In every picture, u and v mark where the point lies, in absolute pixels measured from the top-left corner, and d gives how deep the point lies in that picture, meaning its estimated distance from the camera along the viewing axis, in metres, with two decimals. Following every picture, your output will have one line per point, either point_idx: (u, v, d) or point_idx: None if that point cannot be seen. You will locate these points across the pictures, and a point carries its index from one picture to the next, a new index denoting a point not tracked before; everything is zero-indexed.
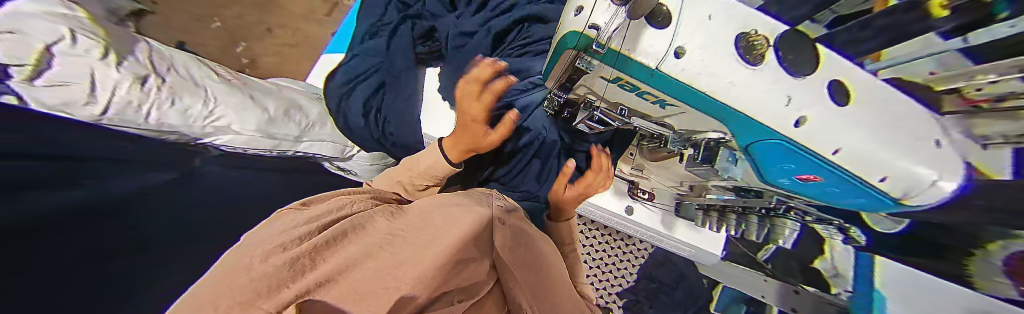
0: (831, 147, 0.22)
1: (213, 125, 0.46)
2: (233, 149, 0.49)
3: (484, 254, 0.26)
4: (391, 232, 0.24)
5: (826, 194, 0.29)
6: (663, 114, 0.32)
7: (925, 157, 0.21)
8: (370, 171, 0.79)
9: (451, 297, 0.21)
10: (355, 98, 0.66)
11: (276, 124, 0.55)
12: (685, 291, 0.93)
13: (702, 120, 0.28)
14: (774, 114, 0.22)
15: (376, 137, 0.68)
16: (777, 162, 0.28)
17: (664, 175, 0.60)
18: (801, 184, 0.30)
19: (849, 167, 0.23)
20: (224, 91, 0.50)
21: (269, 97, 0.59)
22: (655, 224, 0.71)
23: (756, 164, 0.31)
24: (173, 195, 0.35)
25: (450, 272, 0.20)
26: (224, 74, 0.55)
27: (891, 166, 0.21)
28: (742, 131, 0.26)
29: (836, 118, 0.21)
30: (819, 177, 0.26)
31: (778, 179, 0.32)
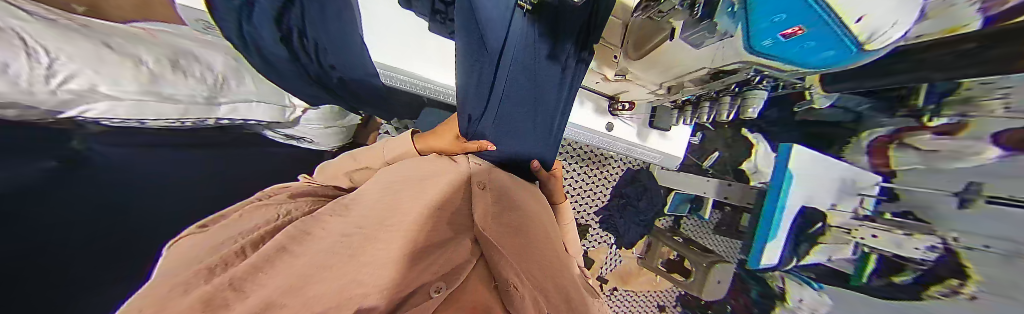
0: None
1: (66, 90, 0.28)
2: (126, 123, 0.38)
3: (463, 233, 0.34)
4: (345, 235, 0.30)
5: (802, 52, 0.23)
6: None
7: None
8: (327, 136, 0.69)
9: (429, 288, 0.23)
10: (262, 17, 0.34)
11: (171, 82, 0.37)
12: (647, 201, 1.14)
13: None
14: None
15: (315, 71, 0.46)
16: (769, 12, 0.19)
17: (647, 79, 0.55)
18: (781, 44, 0.23)
19: (840, 8, 0.15)
20: (50, 29, 0.27)
21: (141, 45, 0.36)
22: (631, 137, 0.76)
23: (747, 19, 0.22)
24: (65, 195, 0.29)
25: (414, 267, 0.25)
26: (37, 12, 0.29)
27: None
28: None
29: None
30: (803, 30, 0.19)
31: (761, 42, 0.24)
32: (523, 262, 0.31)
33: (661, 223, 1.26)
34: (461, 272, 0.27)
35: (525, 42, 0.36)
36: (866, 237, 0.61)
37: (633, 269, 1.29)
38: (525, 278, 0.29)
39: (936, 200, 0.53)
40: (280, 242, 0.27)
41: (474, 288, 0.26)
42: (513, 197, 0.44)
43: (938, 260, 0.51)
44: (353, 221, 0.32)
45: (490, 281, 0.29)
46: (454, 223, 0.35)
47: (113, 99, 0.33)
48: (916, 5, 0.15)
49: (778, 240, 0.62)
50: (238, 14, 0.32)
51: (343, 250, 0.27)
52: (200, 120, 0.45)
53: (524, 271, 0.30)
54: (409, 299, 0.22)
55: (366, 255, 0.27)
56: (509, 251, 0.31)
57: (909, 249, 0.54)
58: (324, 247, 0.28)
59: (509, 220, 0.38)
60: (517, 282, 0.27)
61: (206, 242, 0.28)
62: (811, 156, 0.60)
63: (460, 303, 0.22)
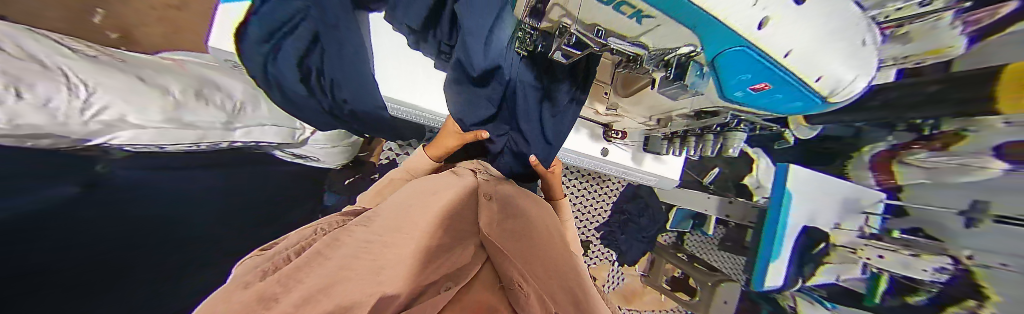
0: (784, 50, 0.17)
1: (100, 121, 0.30)
2: (149, 148, 0.39)
3: (467, 239, 0.33)
4: (365, 242, 0.28)
5: (772, 102, 0.27)
6: (639, 32, 0.26)
7: (850, 47, 0.18)
8: (333, 155, 0.71)
9: (439, 287, 0.22)
10: (284, 59, 0.45)
11: (192, 110, 0.40)
12: (649, 217, 1.13)
13: (682, 34, 0.22)
14: (737, 13, 0.14)
15: (328, 106, 0.51)
16: (737, 75, 0.23)
17: (636, 112, 0.59)
18: (751, 94, 0.27)
19: (791, 67, 0.19)
20: (91, 66, 0.30)
21: (169, 76, 0.39)
22: (626, 160, 0.78)
23: (717, 79, 0.26)
24: (101, 212, 0.31)
25: (424, 269, 0.24)
26: (78, 48, 0.33)
27: (829, 65, 0.19)
28: (710, 41, 0.19)
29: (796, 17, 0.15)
30: (769, 85, 0.23)
31: (733, 92, 0.28)
32: (532, 267, 0.30)
33: (664, 239, 1.25)
34: (467, 273, 0.26)
35: (524, 86, 0.48)
36: (875, 258, 0.63)
37: (637, 287, 1.25)
38: (532, 278, 0.27)
39: (941, 218, 0.58)
40: (319, 247, 0.26)
41: (478, 288, 0.25)
42: (516, 207, 0.44)
43: (947, 281, 0.56)
44: (373, 231, 0.30)
45: (495, 282, 0.28)
46: (459, 230, 0.34)
47: (139, 128, 0.35)
48: (856, 71, 0.20)
49: (782, 260, 0.61)
50: (264, 57, 0.43)
51: (365, 255, 0.26)
52: (215, 143, 0.46)
53: (528, 272, 0.29)
54: (420, 296, 0.20)
55: (381, 257, 0.26)
56: (514, 253, 0.30)
57: (918, 269, 0.58)
58: (346, 252, 0.26)
59: (512, 227, 0.38)
60: (524, 281, 0.25)
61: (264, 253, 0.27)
62: (809, 173, 0.60)
63: (467, 300, 0.22)
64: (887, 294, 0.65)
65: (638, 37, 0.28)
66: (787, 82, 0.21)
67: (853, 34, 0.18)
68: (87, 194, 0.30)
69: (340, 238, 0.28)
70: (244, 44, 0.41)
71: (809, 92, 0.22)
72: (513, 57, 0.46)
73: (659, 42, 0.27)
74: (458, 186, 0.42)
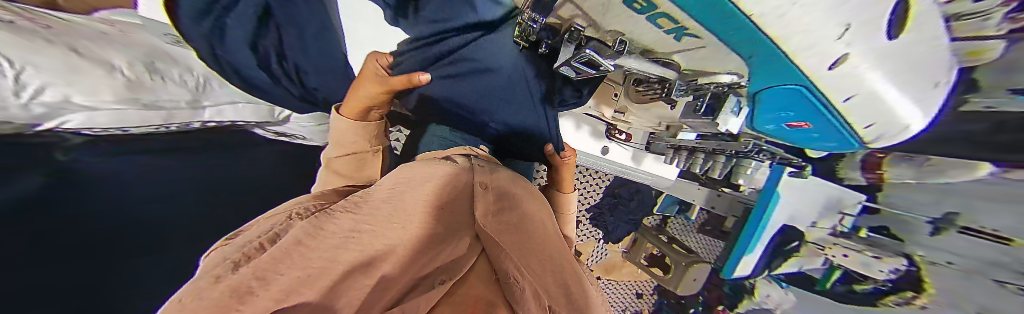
0: (851, 92, 0.23)
1: (42, 103, 0.27)
2: (113, 131, 0.36)
3: (462, 230, 0.31)
4: (353, 231, 0.25)
5: (808, 136, 0.35)
6: (673, 50, 0.29)
7: (915, 98, 0.23)
8: (321, 133, 0.70)
9: (433, 281, 0.21)
10: (232, 40, 0.45)
11: (148, 88, 0.37)
12: (638, 202, 1.19)
13: (733, 63, 0.27)
14: (818, 52, 0.19)
15: (297, 93, 0.55)
16: (790, 109, 0.30)
17: (644, 117, 0.60)
18: (785, 128, 0.35)
19: (853, 110, 0.26)
20: (19, 36, 0.26)
21: (109, 47, 0.34)
22: (625, 159, 0.77)
23: (757, 110, 0.34)
24: (85, 191, 0.31)
25: (417, 260, 0.23)
26: None
27: (887, 111, 0.25)
28: (780, 76, 0.25)
29: (872, 63, 0.19)
30: (811, 122, 0.30)
31: (767, 125, 0.37)
32: (525, 256, 0.29)
33: (649, 221, 1.28)
34: (461, 267, 0.24)
35: (520, 79, 0.50)
36: (839, 256, 0.59)
37: (619, 262, 1.35)
38: (527, 271, 0.26)
39: (910, 224, 0.50)
40: (298, 234, 0.23)
41: (473, 281, 0.23)
42: (514, 194, 0.42)
43: (896, 278, 0.53)
44: (359, 219, 0.28)
45: (491, 274, 0.26)
46: (453, 220, 0.31)
47: (91, 110, 0.32)
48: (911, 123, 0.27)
49: (755, 254, 0.63)
50: (210, 39, 0.44)
51: (353, 245, 0.23)
52: (187, 125, 0.44)
53: (525, 265, 0.27)
54: (414, 289, 0.20)
55: (370, 248, 0.23)
56: (512, 246, 0.29)
57: (875, 269, 0.54)
58: (333, 240, 0.23)
59: (510, 217, 0.35)
60: (522, 276, 0.24)
61: (239, 237, 0.24)
62: (805, 180, 0.55)
63: (457, 297, 0.20)
64: (839, 282, 0.63)
65: (670, 54, 0.31)
66: (833, 122, 0.29)
67: (915, 88, 0.23)
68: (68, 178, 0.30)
69: (324, 225, 0.25)
70: (180, 21, 0.41)
71: (851, 129, 0.29)
72: (511, 46, 0.45)
73: (695, 64, 0.31)
74: (447, 173, 0.38)
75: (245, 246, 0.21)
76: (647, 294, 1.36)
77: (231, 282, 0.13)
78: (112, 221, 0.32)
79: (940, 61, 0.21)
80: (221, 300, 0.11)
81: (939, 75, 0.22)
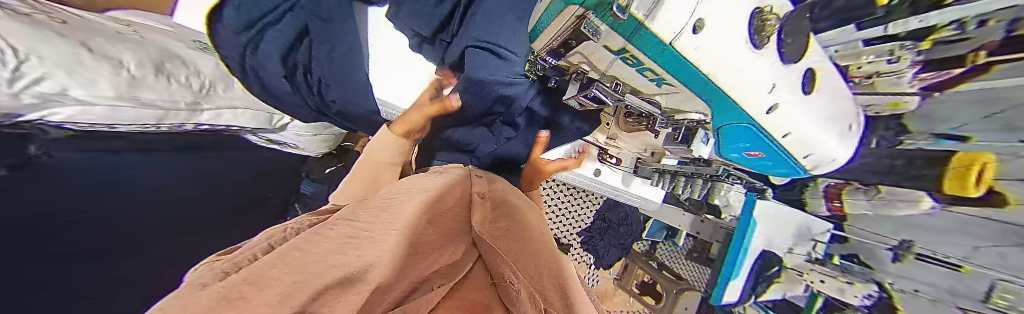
0: (785, 132, 0.24)
1: (32, 93, 0.27)
2: (92, 127, 0.35)
3: (459, 237, 0.29)
4: (351, 236, 0.24)
5: (763, 165, 0.35)
6: (655, 92, 0.32)
7: (833, 136, 0.26)
8: (313, 142, 0.68)
9: (433, 283, 0.19)
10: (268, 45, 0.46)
11: (150, 87, 0.36)
12: (627, 226, 1.20)
13: (695, 102, 0.28)
14: (755, 100, 0.20)
15: (313, 104, 0.55)
16: (739, 142, 0.29)
17: (631, 144, 0.66)
18: (745, 157, 0.34)
19: (793, 150, 0.26)
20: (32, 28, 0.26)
21: (122, 45, 0.35)
22: (616, 181, 0.81)
23: (721, 143, 0.32)
24: (11, 195, 0.27)
25: (410, 260, 0.21)
26: (11, 4, 0.28)
27: (818, 148, 0.26)
28: (724, 119, 0.26)
29: (793, 106, 0.21)
30: (763, 154, 0.30)
31: (730, 153, 0.35)
32: (525, 261, 0.28)
33: (638, 246, 1.29)
34: (460, 270, 0.23)
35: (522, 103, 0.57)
36: (817, 281, 0.58)
37: (609, 289, 1.30)
38: (527, 276, 0.25)
39: (875, 254, 0.54)
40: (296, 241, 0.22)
41: (470, 288, 0.21)
42: (507, 202, 0.42)
43: (872, 305, 0.52)
44: (354, 225, 0.27)
45: (488, 280, 0.24)
46: (452, 228, 0.31)
47: (85, 104, 0.32)
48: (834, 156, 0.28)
49: (739, 279, 0.63)
50: (243, 49, 0.45)
51: (351, 251, 0.22)
52: (177, 125, 0.44)
53: (522, 269, 0.26)
54: (413, 292, 0.17)
55: (366, 254, 0.21)
56: (507, 250, 0.28)
57: (850, 295, 0.54)
58: (329, 246, 0.22)
59: (506, 225, 0.35)
60: (518, 279, 0.23)
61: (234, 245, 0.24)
62: (775, 208, 0.59)
63: (455, 300, 0.18)
64: (822, 311, 0.64)
65: (653, 94, 0.33)
66: (778, 152, 0.27)
67: (833, 126, 0.25)
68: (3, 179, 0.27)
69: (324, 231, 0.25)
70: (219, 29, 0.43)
71: (795, 163, 0.29)
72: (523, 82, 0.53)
73: (671, 103, 0.33)
74: (441, 185, 0.38)
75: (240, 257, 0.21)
76: None
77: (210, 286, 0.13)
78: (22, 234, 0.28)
79: (836, 98, 0.24)
80: (221, 302, 0.10)
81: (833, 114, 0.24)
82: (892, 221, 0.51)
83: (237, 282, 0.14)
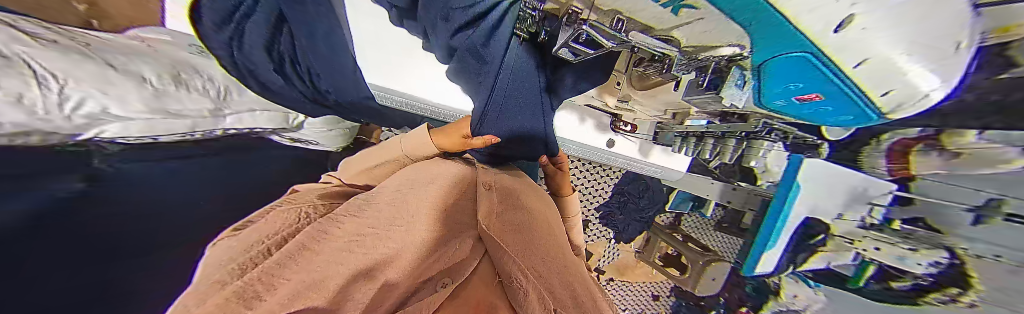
0: (855, 57, 0.18)
1: (81, 114, 0.31)
2: (139, 140, 0.40)
3: (466, 232, 0.31)
4: (361, 233, 0.25)
5: (820, 112, 0.29)
6: (670, 26, 0.25)
7: (947, 70, 0.17)
8: (331, 138, 0.70)
9: (435, 284, 0.23)
10: (250, 46, 0.45)
11: (176, 99, 0.40)
12: (648, 198, 1.14)
13: (724, 27, 0.22)
14: (810, 7, 0.14)
15: (309, 94, 0.52)
16: (790, 82, 0.25)
17: (651, 106, 0.58)
18: (793, 104, 0.30)
19: (859, 83, 0.21)
20: (58, 52, 0.29)
21: (139, 60, 0.37)
22: (632, 152, 0.76)
23: (762, 87, 0.29)
24: (94, 207, 0.33)
25: (424, 261, 0.24)
26: (40, 33, 0.30)
27: (905, 84, 0.19)
28: (778, 41, 0.20)
29: (883, 26, 0.14)
30: (819, 96, 0.25)
31: (775, 100, 0.31)
32: (532, 257, 0.28)
33: (661, 219, 1.23)
34: (464, 270, 0.26)
35: (526, 65, 0.46)
36: (870, 249, 0.50)
37: (631, 261, 1.29)
38: (532, 269, 0.27)
39: (946, 214, 0.39)
40: (299, 242, 0.23)
41: (476, 284, 0.26)
42: (518, 192, 0.40)
43: (937, 274, 0.42)
44: (368, 220, 0.28)
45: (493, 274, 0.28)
46: (459, 222, 0.31)
47: (124, 120, 0.36)
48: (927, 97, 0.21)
49: (776, 249, 0.54)
50: (229, 45, 0.43)
51: (358, 249, 0.23)
52: (208, 132, 0.47)
53: (530, 264, 0.27)
54: (418, 292, 0.23)
55: (373, 251, 0.23)
56: (515, 243, 0.28)
57: (910, 263, 0.44)
58: (338, 245, 0.24)
59: (513, 218, 0.34)
60: (522, 274, 0.25)
61: (253, 234, 0.26)
62: (826, 167, 0.46)
63: (457, 305, 0.22)
64: (873, 279, 0.54)
65: (668, 30, 0.27)
66: (842, 90, 0.22)
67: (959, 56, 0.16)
68: (84, 195, 0.33)
69: (330, 228, 0.26)
70: (201, 27, 0.41)
71: (862, 100, 0.23)
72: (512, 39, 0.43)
73: (694, 39, 0.27)
74: (453, 177, 0.37)
75: (237, 259, 0.22)
76: (663, 296, 1.29)
77: (217, 293, 0.15)
78: (134, 228, 0.36)
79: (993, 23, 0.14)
80: None
81: (959, 57, 0.16)
82: (969, 179, 0.36)
83: (249, 285, 0.16)
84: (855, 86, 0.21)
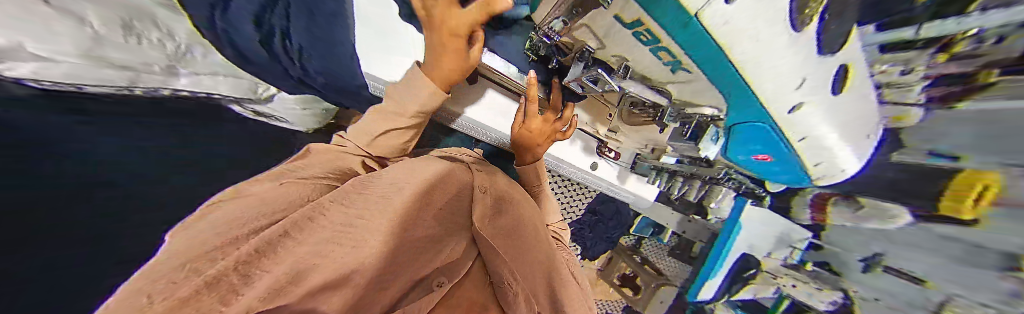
0: (798, 133, 0.22)
1: None
2: None
3: (459, 233, 0.31)
4: (343, 226, 0.21)
5: (770, 172, 0.34)
6: (666, 80, 0.30)
7: (854, 148, 0.23)
8: (303, 118, 0.63)
9: (432, 282, 0.24)
10: (237, 10, 0.39)
11: None
12: (617, 221, 1.22)
13: (706, 92, 0.26)
14: (777, 86, 0.19)
15: (296, 75, 0.49)
16: (750, 145, 0.29)
17: (633, 139, 0.64)
18: (750, 163, 0.34)
19: (801, 153, 0.25)
20: None
21: None
22: (612, 177, 0.81)
23: (728, 145, 0.34)
24: None
25: (416, 263, 0.24)
26: None
27: (830, 158, 0.24)
28: (745, 112, 0.24)
29: (824, 106, 0.19)
30: (771, 160, 0.30)
31: (738, 156, 0.34)
32: (519, 261, 0.31)
33: (625, 241, 1.31)
34: (460, 271, 0.26)
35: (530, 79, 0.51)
36: (789, 285, 0.56)
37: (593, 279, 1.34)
38: (520, 275, 0.29)
39: (846, 261, 0.46)
40: (286, 225, 0.19)
41: (470, 285, 0.27)
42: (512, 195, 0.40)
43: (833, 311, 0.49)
44: (348, 213, 0.23)
45: (484, 278, 0.29)
46: (450, 222, 0.31)
47: None
48: (844, 169, 0.27)
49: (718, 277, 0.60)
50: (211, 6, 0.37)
51: (345, 242, 0.20)
52: None
53: (517, 267, 0.30)
54: (412, 291, 0.23)
55: (361, 246, 0.20)
56: (508, 251, 0.30)
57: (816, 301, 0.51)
58: (322, 234, 0.20)
59: (506, 222, 0.34)
60: (513, 279, 0.27)
61: (258, 204, 0.22)
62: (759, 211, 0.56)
63: (454, 300, 0.24)
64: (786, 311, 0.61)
65: (664, 84, 0.31)
66: (788, 158, 0.27)
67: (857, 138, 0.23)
68: None
69: (316, 216, 0.21)
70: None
71: (802, 168, 0.28)
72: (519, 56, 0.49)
73: (682, 95, 0.31)
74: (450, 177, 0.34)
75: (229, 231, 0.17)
76: None
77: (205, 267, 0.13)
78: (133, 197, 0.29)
79: (869, 113, 0.21)
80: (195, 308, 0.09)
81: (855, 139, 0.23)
82: (865, 233, 0.42)
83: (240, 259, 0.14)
84: (797, 155, 0.26)
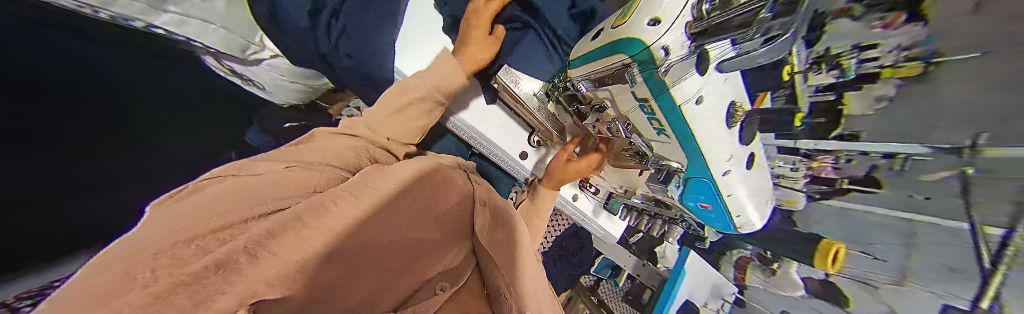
0: (729, 191, 0.35)
1: None
2: None
3: (461, 243, 0.37)
4: (358, 217, 0.26)
5: (709, 218, 0.44)
6: (652, 139, 0.39)
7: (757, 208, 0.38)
8: (287, 93, 0.58)
9: (433, 287, 0.28)
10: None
11: None
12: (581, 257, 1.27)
13: (675, 152, 0.37)
14: (717, 154, 0.32)
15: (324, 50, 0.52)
16: (697, 193, 0.39)
17: (612, 179, 0.72)
18: (697, 209, 0.44)
19: (728, 207, 0.38)
20: None
21: None
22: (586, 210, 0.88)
23: (683, 192, 0.43)
24: None
25: (418, 268, 0.29)
26: None
27: (744, 209, 0.38)
28: (697, 170, 0.36)
29: (743, 175, 0.34)
30: (710, 207, 0.40)
31: (688, 202, 0.44)
32: (511, 272, 0.36)
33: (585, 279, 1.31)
34: (460, 277, 0.32)
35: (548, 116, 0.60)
36: None
37: None
38: (513, 286, 0.35)
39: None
40: (303, 207, 0.23)
41: (468, 292, 0.32)
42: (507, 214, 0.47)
43: None
44: (356, 201, 0.27)
45: (482, 288, 0.35)
46: (455, 231, 0.38)
47: None
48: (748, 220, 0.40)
49: None
50: None
51: (359, 238, 0.25)
52: None
53: (511, 277, 0.36)
54: (420, 290, 0.28)
55: (375, 243, 0.26)
56: (504, 262, 0.36)
57: None
58: (335, 222, 0.24)
59: (501, 236, 0.40)
60: (505, 291, 0.33)
61: (260, 185, 0.24)
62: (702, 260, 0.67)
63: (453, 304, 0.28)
64: None
65: (649, 140, 0.41)
66: (722, 209, 0.39)
67: (756, 199, 0.37)
68: None
69: (329, 202, 0.25)
70: None
71: (730, 219, 0.40)
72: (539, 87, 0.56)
73: (659, 150, 0.41)
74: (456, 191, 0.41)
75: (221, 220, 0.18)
76: None
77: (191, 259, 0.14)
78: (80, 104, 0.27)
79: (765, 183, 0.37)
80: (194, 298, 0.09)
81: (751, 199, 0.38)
82: (783, 297, 0.50)
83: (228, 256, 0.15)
84: (727, 209, 0.38)
